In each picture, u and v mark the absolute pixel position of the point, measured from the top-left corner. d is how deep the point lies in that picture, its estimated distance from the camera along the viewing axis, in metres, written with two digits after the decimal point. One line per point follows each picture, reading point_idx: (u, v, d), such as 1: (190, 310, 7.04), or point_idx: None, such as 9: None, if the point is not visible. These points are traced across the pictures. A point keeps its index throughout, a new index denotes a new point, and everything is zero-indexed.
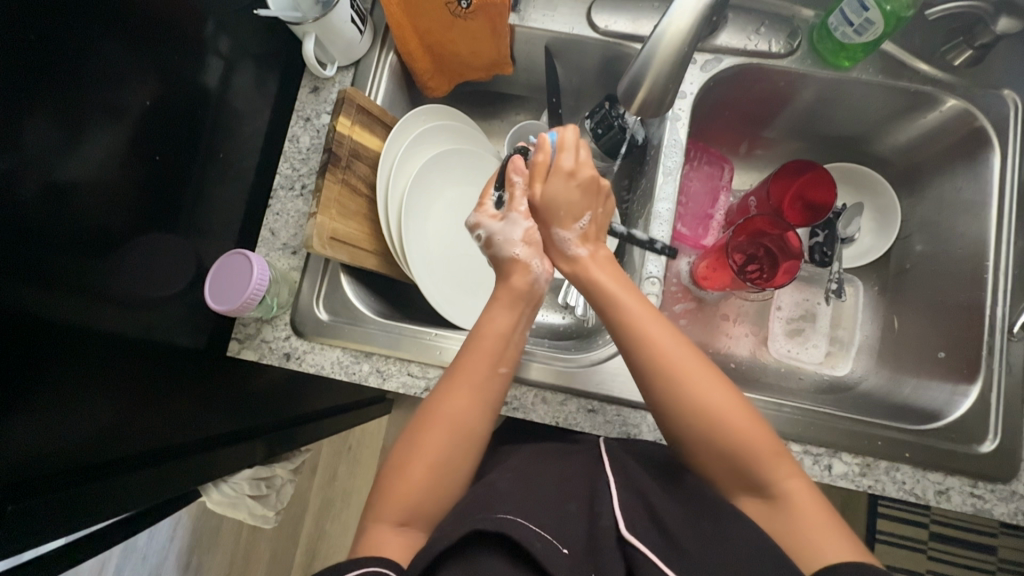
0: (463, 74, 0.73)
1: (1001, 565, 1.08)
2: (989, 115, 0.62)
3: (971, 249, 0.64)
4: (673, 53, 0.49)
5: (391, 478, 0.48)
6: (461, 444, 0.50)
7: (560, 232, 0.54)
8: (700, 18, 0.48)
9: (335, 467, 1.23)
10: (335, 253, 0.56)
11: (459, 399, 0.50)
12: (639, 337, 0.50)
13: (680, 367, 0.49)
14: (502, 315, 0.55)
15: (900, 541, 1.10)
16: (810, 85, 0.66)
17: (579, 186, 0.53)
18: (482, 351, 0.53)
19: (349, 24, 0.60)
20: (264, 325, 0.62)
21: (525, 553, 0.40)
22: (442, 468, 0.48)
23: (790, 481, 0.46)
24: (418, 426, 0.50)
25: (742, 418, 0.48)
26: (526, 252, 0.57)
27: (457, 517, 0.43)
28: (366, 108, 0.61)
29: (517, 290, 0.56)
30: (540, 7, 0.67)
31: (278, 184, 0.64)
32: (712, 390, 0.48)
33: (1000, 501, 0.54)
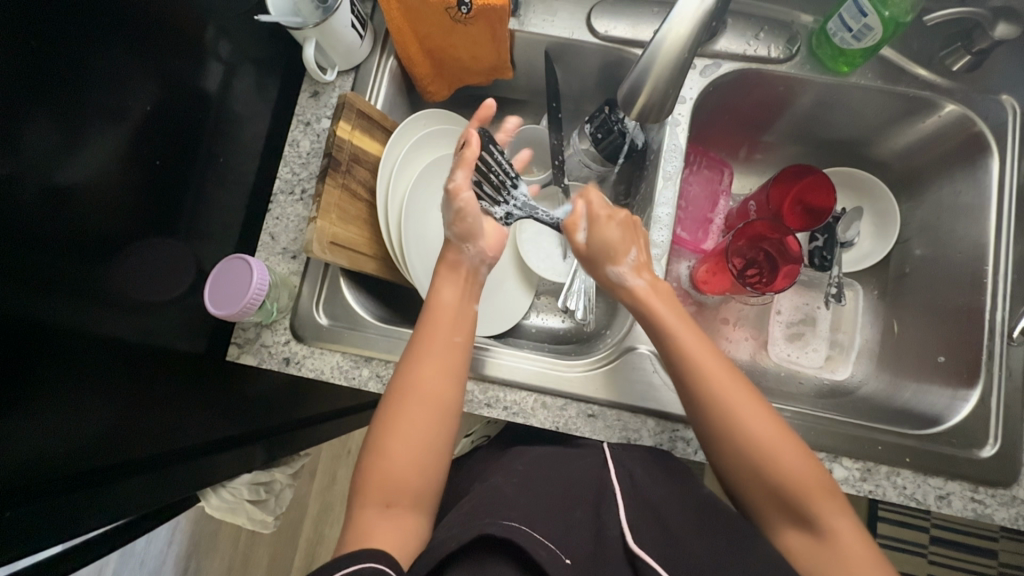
0: (463, 79, 0.73)
1: (1002, 570, 1.08)
2: (987, 120, 0.63)
3: (970, 254, 0.64)
4: (674, 56, 0.49)
5: (377, 461, 0.49)
6: (431, 418, 0.50)
7: (614, 269, 0.57)
8: (701, 22, 0.48)
9: (335, 472, 1.22)
10: (335, 258, 0.56)
11: (422, 372, 0.51)
12: (693, 374, 0.51)
13: (732, 401, 0.50)
14: (455, 288, 0.57)
15: (900, 545, 1.10)
16: (809, 90, 0.67)
17: (624, 229, 0.57)
18: (438, 322, 0.55)
19: (349, 29, 0.61)
20: (263, 330, 0.62)
21: (530, 558, 0.40)
22: (419, 439, 0.50)
23: (836, 519, 0.46)
24: (388, 406, 0.51)
25: (796, 456, 0.48)
26: (455, 233, 0.58)
27: (463, 520, 0.43)
28: (365, 112, 0.61)
29: (456, 263, 0.59)
30: (540, 12, 0.67)
31: (278, 188, 0.64)
32: (765, 426, 0.49)
33: (1002, 506, 0.54)
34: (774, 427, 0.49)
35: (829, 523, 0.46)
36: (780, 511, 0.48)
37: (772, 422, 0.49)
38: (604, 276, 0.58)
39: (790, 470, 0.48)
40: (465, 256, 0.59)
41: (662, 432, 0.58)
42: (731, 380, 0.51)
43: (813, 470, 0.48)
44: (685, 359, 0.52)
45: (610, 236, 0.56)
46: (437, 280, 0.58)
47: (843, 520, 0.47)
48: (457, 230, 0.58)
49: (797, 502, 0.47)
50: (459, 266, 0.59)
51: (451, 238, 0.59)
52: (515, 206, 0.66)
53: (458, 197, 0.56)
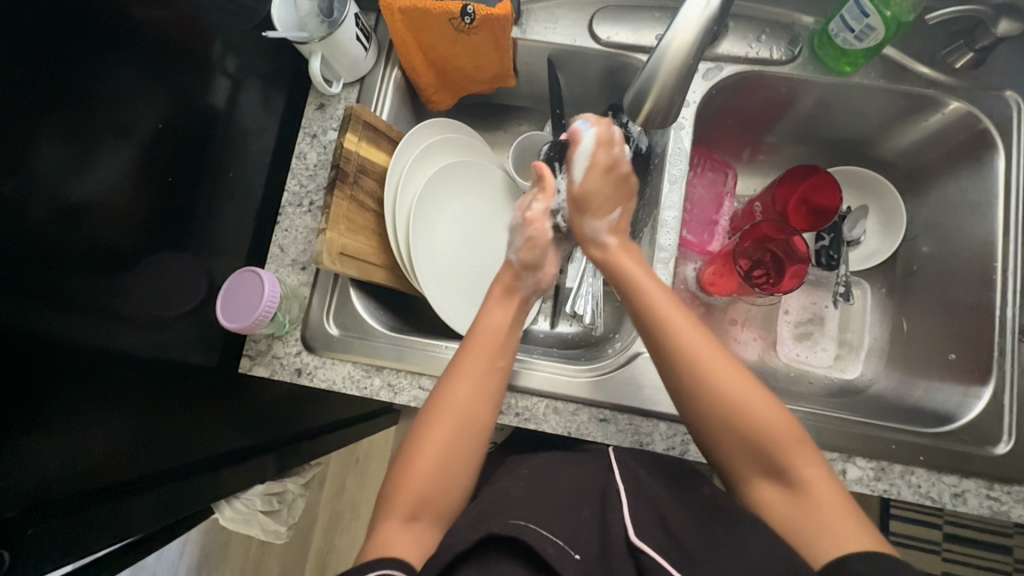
0: (467, 88, 0.73)
1: (1017, 566, 1.07)
2: (992, 117, 0.62)
3: (979, 250, 0.64)
4: (679, 63, 0.50)
5: (406, 470, 0.49)
6: (468, 432, 0.51)
7: (591, 221, 0.59)
8: (706, 28, 0.49)
9: (344, 480, 1.23)
10: (344, 268, 0.57)
11: (462, 388, 0.52)
12: (658, 322, 0.52)
13: (697, 354, 0.50)
14: (503, 313, 0.58)
15: (913, 542, 1.09)
16: (812, 90, 0.67)
17: (613, 178, 0.58)
18: (483, 345, 0.55)
19: (354, 42, 0.61)
20: (275, 341, 0.62)
21: (540, 558, 0.40)
22: (451, 453, 0.50)
23: (807, 467, 0.46)
24: (427, 416, 0.52)
25: (763, 409, 0.48)
26: (519, 258, 0.59)
27: (472, 521, 0.43)
28: (372, 124, 0.62)
29: (514, 287, 0.59)
30: (542, 20, 0.68)
31: (286, 201, 0.65)
32: (728, 377, 0.49)
33: (1018, 503, 0.54)
34: (731, 369, 0.50)
35: (819, 489, 0.45)
36: (753, 464, 0.48)
37: (739, 374, 0.50)
38: (579, 226, 0.60)
39: (756, 413, 0.48)
40: (523, 282, 0.60)
41: (674, 436, 0.58)
42: (693, 327, 0.52)
43: (780, 418, 0.48)
44: (646, 306, 0.53)
45: (589, 182, 0.58)
46: (489, 305, 0.58)
47: (824, 481, 0.46)
48: (523, 256, 0.59)
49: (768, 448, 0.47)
50: (515, 291, 0.59)
51: (515, 262, 0.59)
52: None
53: (530, 226, 0.59)
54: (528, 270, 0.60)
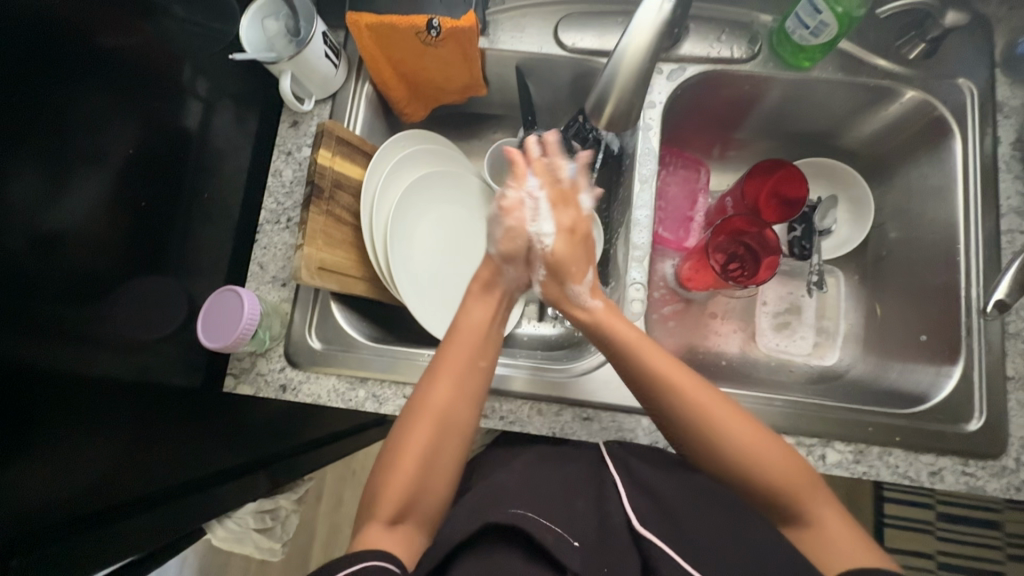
0: (439, 99, 0.74)
1: (1010, 541, 1.09)
2: (947, 104, 0.64)
3: (940, 234, 0.65)
4: (634, 66, 0.51)
5: (390, 472, 0.50)
6: (447, 435, 0.52)
7: (572, 286, 0.56)
8: (660, 32, 0.50)
9: (340, 493, 1.23)
10: (323, 282, 0.58)
11: (443, 391, 0.52)
12: (661, 380, 0.52)
13: (703, 408, 0.51)
14: (484, 311, 0.58)
15: (908, 524, 1.11)
16: (775, 86, 0.69)
17: (577, 239, 0.56)
18: (465, 345, 0.55)
19: (324, 60, 0.62)
20: (258, 358, 0.62)
21: (537, 543, 0.44)
22: (430, 457, 0.51)
23: (819, 504, 0.48)
24: (408, 418, 0.52)
25: (775, 451, 0.49)
26: (500, 252, 0.58)
27: (471, 511, 0.47)
28: (346, 139, 0.63)
29: (492, 283, 0.59)
30: (508, 29, 0.69)
31: (263, 219, 0.65)
32: (736, 425, 0.50)
33: (993, 477, 0.55)
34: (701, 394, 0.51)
35: (829, 522, 0.47)
36: (743, 484, 0.50)
37: (747, 420, 0.51)
38: (560, 293, 0.57)
39: (730, 431, 0.50)
40: (502, 278, 0.60)
41: (656, 430, 0.59)
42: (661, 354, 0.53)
43: (791, 458, 0.49)
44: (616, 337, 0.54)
45: (560, 247, 0.55)
46: (471, 304, 0.59)
47: (834, 517, 0.48)
48: (503, 249, 0.57)
49: (744, 462, 0.49)
50: (494, 287, 0.59)
51: (495, 256, 0.58)
52: None
53: (508, 216, 0.56)
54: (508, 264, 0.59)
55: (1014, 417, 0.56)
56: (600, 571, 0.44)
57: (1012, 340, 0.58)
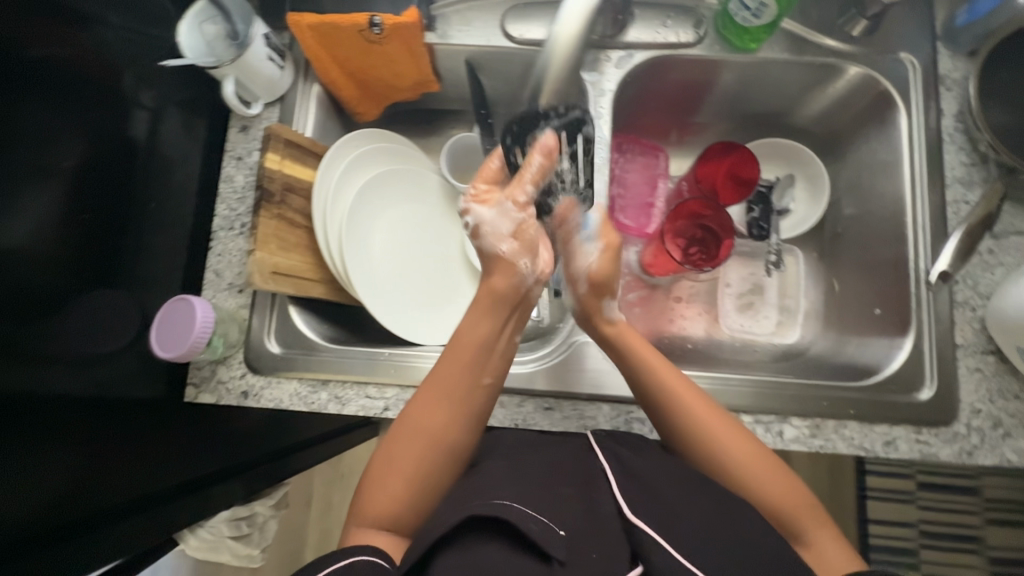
0: (392, 97, 0.73)
1: (987, 505, 1.12)
2: (891, 78, 0.65)
3: (889, 208, 0.66)
4: (563, 62, 0.51)
5: (378, 486, 0.49)
6: (443, 453, 0.50)
7: (607, 303, 0.58)
8: (589, 24, 0.50)
9: (330, 496, 1.23)
10: (278, 286, 0.58)
11: (440, 410, 0.51)
12: (667, 398, 0.54)
13: (705, 426, 0.52)
14: (486, 321, 0.54)
15: (888, 494, 1.14)
16: (723, 68, 0.69)
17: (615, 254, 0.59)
18: (467, 362, 0.52)
19: (267, 62, 0.61)
20: (218, 366, 0.62)
21: (524, 536, 0.41)
22: (422, 475, 0.49)
23: (815, 529, 0.48)
24: (399, 432, 0.51)
25: (774, 477, 0.50)
26: (513, 249, 0.56)
27: (454, 505, 0.44)
28: (295, 141, 0.62)
29: (504, 294, 0.55)
30: (454, 23, 0.69)
31: (217, 226, 0.65)
32: (736, 446, 0.51)
33: (945, 444, 0.56)
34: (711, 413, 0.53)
35: (825, 548, 0.47)
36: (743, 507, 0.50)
37: (747, 441, 0.52)
38: (592, 307, 0.58)
39: (730, 451, 0.51)
40: (518, 276, 0.55)
41: (617, 416, 0.60)
42: (675, 377, 0.54)
43: (791, 483, 0.50)
44: (631, 352, 0.56)
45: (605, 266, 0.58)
46: (473, 314, 0.55)
47: (834, 544, 0.48)
48: (516, 246, 0.56)
49: (744, 484, 0.50)
50: (507, 301, 0.55)
51: (508, 253, 0.56)
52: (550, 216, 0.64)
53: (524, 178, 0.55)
54: (523, 257, 0.56)
55: (964, 383, 0.57)
56: (591, 558, 0.41)
57: (960, 308, 0.59)
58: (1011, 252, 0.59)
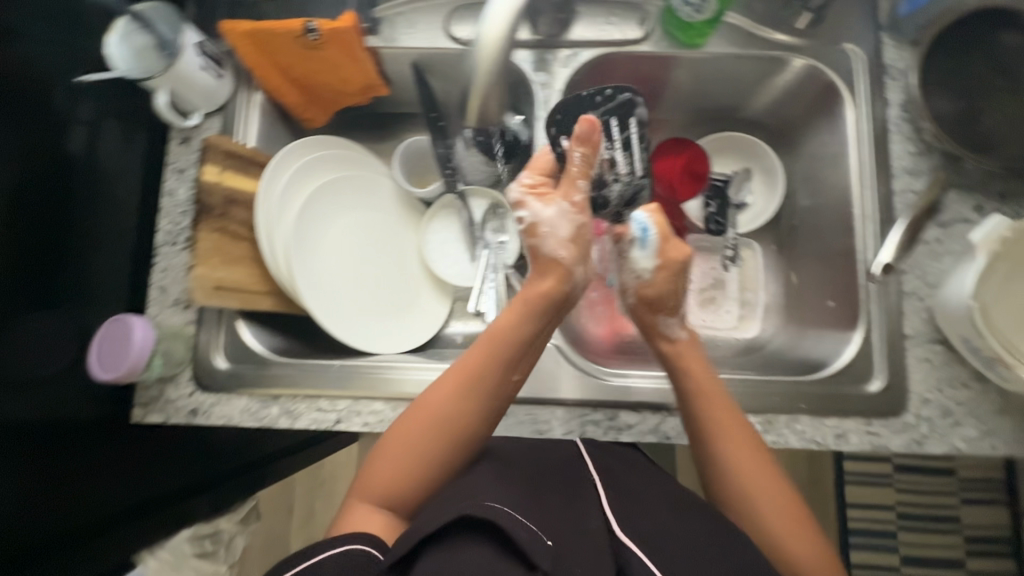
0: (338, 102, 0.71)
1: (964, 485, 1.14)
2: (836, 70, 0.65)
3: (840, 200, 0.66)
4: (488, 71, 0.46)
5: (384, 463, 0.50)
6: (461, 441, 0.51)
7: (666, 319, 0.59)
8: (513, 29, 0.45)
9: (312, 504, 1.23)
10: (222, 301, 0.57)
11: (468, 399, 0.51)
12: (717, 428, 0.51)
13: (744, 464, 0.50)
14: (525, 317, 0.54)
15: (866, 477, 1.15)
16: (672, 63, 0.68)
17: (671, 273, 0.58)
18: (502, 356, 0.53)
19: (201, 72, 0.60)
20: (166, 385, 0.61)
21: (508, 541, 0.38)
22: (433, 458, 0.50)
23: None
24: (420, 411, 0.51)
25: (798, 527, 0.47)
26: (568, 254, 0.58)
27: (444, 505, 0.42)
28: (235, 152, 0.61)
29: (551, 293, 0.56)
30: (398, 26, 0.68)
31: (159, 241, 0.64)
32: (769, 488, 0.49)
33: (895, 434, 0.57)
34: (756, 456, 0.50)
35: None
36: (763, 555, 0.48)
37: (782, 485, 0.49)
38: (651, 322, 0.59)
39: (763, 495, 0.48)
40: (573, 278, 0.58)
41: (572, 419, 0.59)
42: (728, 411, 0.52)
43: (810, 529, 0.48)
44: (689, 378, 0.54)
45: (657, 283, 0.58)
46: (514, 308, 0.55)
47: None
48: (571, 252, 0.58)
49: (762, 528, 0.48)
50: (546, 301, 0.55)
51: (564, 258, 0.57)
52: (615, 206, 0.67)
53: (571, 166, 0.58)
54: (577, 265, 0.58)
55: (913, 373, 0.58)
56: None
57: (909, 299, 0.59)
58: (958, 240, 0.59)
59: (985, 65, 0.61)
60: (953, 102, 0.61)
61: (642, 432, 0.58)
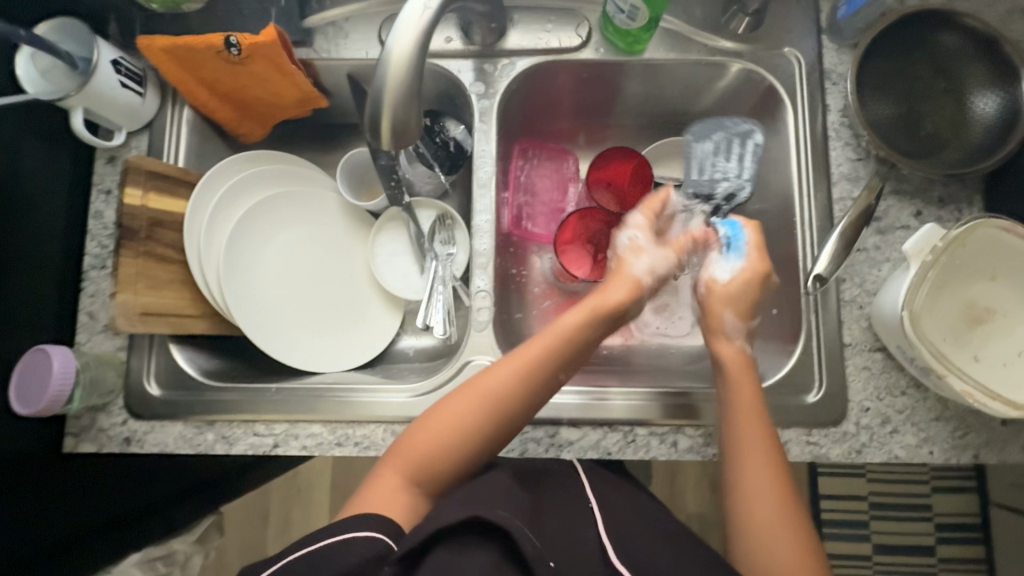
0: (279, 116, 0.69)
1: (935, 474, 1.15)
2: (775, 75, 0.64)
3: (782, 206, 0.65)
4: (399, 87, 0.44)
5: (419, 436, 0.50)
6: (498, 430, 0.50)
7: (730, 317, 0.57)
8: (426, 41, 0.44)
9: (289, 512, 1.18)
10: (149, 328, 0.56)
11: (519, 392, 0.51)
12: (740, 430, 0.51)
13: (761, 463, 0.49)
14: (593, 326, 0.54)
15: (839, 470, 1.16)
16: (613, 70, 0.67)
17: (750, 275, 0.57)
18: (561, 358, 0.53)
19: (120, 90, 0.59)
20: (98, 414, 0.60)
21: (519, 556, 0.39)
22: (468, 440, 0.50)
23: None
24: (473, 390, 0.51)
25: (797, 536, 0.46)
26: (648, 279, 0.58)
27: (459, 504, 0.43)
28: (161, 172, 0.59)
29: (609, 306, 0.55)
30: (331, 38, 0.66)
31: (87, 265, 0.63)
32: (773, 493, 0.48)
33: (835, 444, 0.56)
34: (771, 453, 0.50)
35: None
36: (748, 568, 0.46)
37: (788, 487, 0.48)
38: (715, 320, 0.57)
39: (763, 496, 0.48)
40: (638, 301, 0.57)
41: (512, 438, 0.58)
42: (759, 412, 0.52)
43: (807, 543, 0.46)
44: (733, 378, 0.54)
45: (733, 283, 0.57)
46: (582, 313, 0.54)
47: None
48: (651, 280, 0.58)
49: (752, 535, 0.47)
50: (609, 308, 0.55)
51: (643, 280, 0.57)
52: (721, 201, 0.65)
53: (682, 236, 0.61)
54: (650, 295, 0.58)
55: (852, 382, 0.57)
56: None
57: (847, 306, 0.59)
58: (896, 247, 0.59)
59: (924, 67, 0.61)
60: (890, 107, 0.61)
61: (583, 448, 0.58)
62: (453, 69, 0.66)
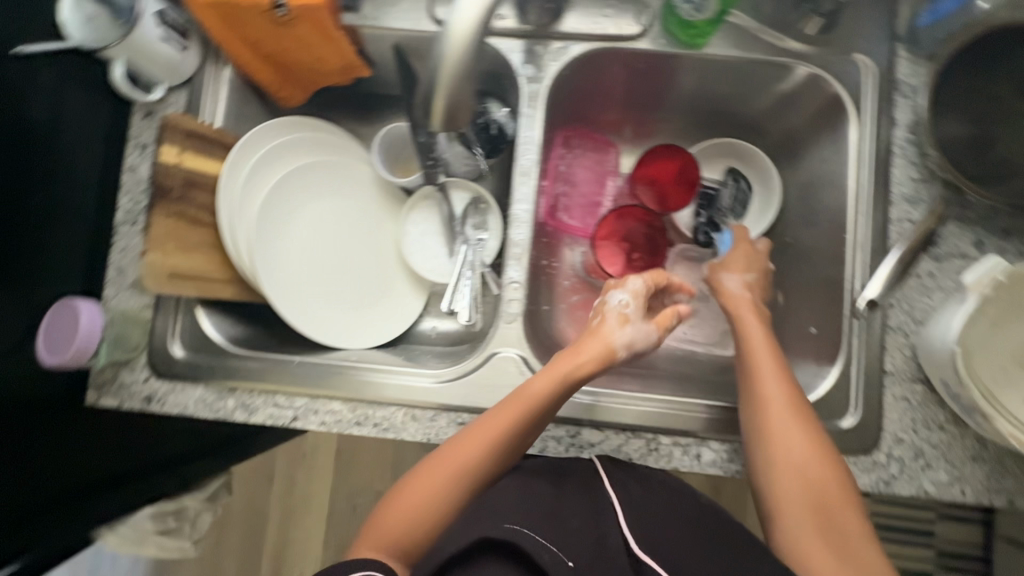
0: (319, 82, 0.67)
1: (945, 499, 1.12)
2: (842, 81, 0.61)
3: (832, 222, 0.62)
4: (456, 66, 0.41)
5: (400, 494, 0.50)
6: (468, 489, 0.50)
7: (728, 274, 0.62)
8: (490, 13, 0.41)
9: (293, 475, 1.19)
10: (177, 289, 0.56)
11: (482, 455, 0.50)
12: (766, 437, 0.50)
13: (799, 466, 0.48)
14: (556, 391, 0.52)
15: None
16: (670, 62, 0.64)
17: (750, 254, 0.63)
18: (522, 420, 0.51)
19: (161, 44, 0.57)
20: (121, 369, 0.59)
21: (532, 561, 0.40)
22: (438, 502, 0.49)
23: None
24: (440, 457, 0.51)
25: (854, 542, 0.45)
26: (626, 346, 0.55)
27: (468, 526, 0.44)
28: (198, 132, 0.58)
29: (576, 373, 0.53)
30: (381, 6, 0.64)
31: (118, 220, 0.61)
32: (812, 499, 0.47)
33: (864, 472, 0.54)
34: (814, 458, 0.49)
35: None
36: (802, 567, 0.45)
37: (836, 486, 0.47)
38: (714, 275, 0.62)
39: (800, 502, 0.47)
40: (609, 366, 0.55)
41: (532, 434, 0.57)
42: (790, 419, 0.50)
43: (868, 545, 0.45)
44: (754, 384, 0.53)
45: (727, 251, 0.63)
46: (548, 377, 0.52)
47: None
48: (631, 347, 0.56)
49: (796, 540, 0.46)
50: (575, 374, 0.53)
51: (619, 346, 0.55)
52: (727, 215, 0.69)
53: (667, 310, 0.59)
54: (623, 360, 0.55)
55: (888, 412, 0.55)
56: None
57: (892, 333, 0.56)
58: (951, 277, 0.56)
59: (1004, 88, 0.57)
60: (963, 128, 0.57)
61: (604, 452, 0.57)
62: (503, 48, 0.64)
